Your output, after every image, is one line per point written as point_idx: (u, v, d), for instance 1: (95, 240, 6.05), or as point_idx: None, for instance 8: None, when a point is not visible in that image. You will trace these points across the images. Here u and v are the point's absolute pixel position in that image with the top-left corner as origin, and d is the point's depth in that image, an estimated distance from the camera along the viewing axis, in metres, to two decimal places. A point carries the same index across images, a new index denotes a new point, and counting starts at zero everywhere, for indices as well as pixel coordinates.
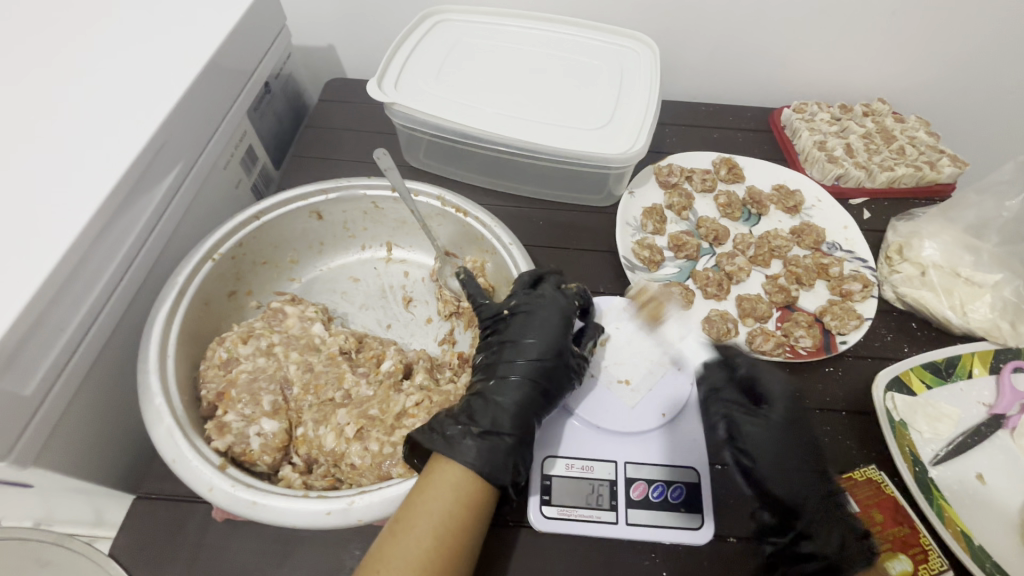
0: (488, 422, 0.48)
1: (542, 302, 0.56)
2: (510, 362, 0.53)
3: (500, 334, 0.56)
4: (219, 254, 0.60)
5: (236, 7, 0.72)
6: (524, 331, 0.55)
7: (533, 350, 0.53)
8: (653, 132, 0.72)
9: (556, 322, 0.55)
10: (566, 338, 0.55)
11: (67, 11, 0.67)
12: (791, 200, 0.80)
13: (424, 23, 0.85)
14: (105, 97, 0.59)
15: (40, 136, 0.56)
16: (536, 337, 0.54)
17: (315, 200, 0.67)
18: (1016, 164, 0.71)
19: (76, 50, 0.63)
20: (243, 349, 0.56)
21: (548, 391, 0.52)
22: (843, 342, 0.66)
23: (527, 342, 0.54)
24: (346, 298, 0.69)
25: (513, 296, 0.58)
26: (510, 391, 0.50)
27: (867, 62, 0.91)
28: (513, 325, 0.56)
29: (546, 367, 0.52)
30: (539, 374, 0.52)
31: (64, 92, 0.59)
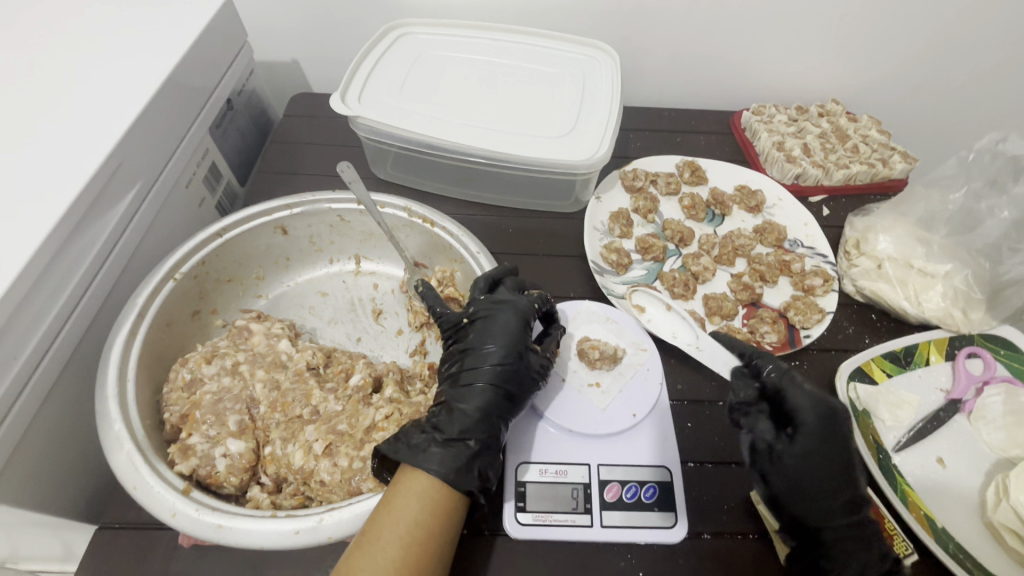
0: (450, 430, 0.47)
1: (499, 305, 0.56)
2: (475, 368, 0.52)
3: (459, 343, 0.56)
4: (180, 273, 0.58)
5: (193, 25, 0.71)
6: (482, 337, 0.55)
7: (494, 354, 0.53)
8: (616, 138, 0.73)
9: (515, 325, 0.55)
10: (528, 341, 0.55)
11: (19, 32, 0.66)
12: (752, 200, 0.82)
13: (387, 36, 0.85)
14: (59, 118, 0.58)
15: None
16: (495, 341, 0.54)
17: (279, 216, 0.65)
18: (958, 159, 0.73)
19: (26, 72, 0.62)
20: (207, 369, 0.54)
21: (513, 395, 0.51)
22: (807, 336, 0.68)
23: (486, 347, 0.53)
24: (315, 312, 0.67)
25: (472, 304, 0.58)
26: (472, 396, 0.50)
27: (819, 64, 0.94)
28: (472, 331, 0.55)
29: (508, 368, 0.52)
30: (502, 377, 0.51)
31: (16, 114, 0.58)
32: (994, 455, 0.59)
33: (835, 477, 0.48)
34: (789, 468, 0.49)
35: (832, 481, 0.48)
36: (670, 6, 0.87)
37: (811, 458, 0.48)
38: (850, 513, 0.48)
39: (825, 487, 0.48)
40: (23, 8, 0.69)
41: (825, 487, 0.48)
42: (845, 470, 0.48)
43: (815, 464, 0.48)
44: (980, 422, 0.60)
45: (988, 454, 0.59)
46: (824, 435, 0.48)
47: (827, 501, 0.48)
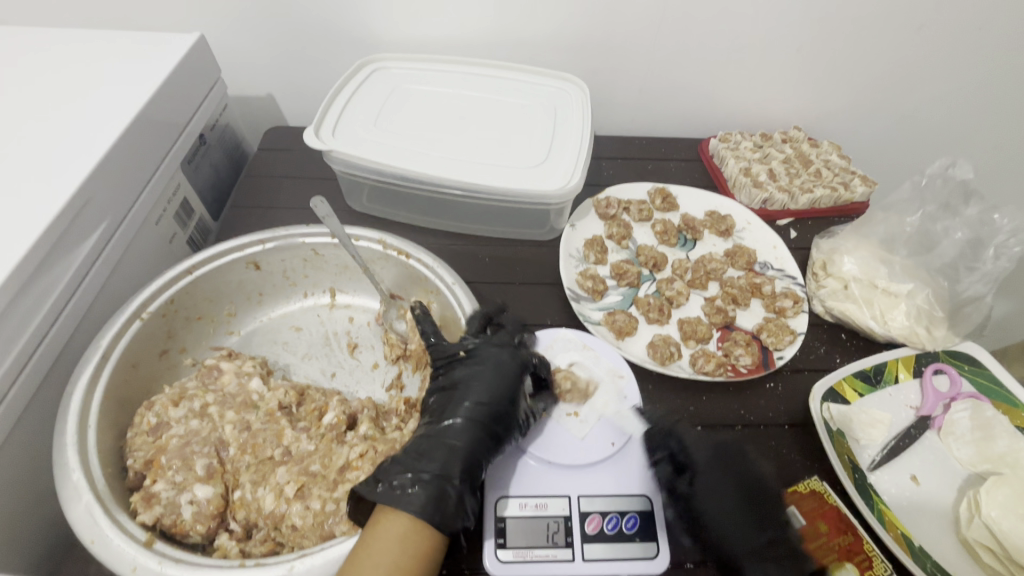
0: (437, 467, 0.47)
1: (493, 347, 0.57)
2: (465, 404, 0.52)
3: (447, 377, 0.56)
4: (148, 312, 0.57)
5: (160, 69, 0.72)
6: (475, 374, 0.55)
7: (485, 392, 0.53)
8: (586, 169, 0.75)
9: (512, 367, 0.55)
10: (519, 381, 0.55)
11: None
12: (722, 224, 0.84)
13: (362, 70, 0.87)
14: (26, 162, 0.58)
15: None
16: (484, 378, 0.54)
17: (252, 251, 0.65)
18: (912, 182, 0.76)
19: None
20: (175, 412, 0.52)
21: (500, 436, 0.51)
22: (780, 357, 0.69)
23: (479, 384, 0.54)
24: (288, 347, 0.66)
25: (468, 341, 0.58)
26: (459, 432, 0.50)
27: (780, 93, 0.98)
28: (462, 367, 0.56)
29: (494, 407, 0.52)
30: (490, 417, 0.51)
31: None
32: (964, 471, 0.60)
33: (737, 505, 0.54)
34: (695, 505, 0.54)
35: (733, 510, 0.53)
36: (634, 42, 0.90)
37: (708, 491, 0.55)
38: (763, 533, 0.52)
39: (731, 515, 0.53)
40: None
41: (730, 519, 0.53)
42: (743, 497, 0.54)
43: (713, 497, 0.54)
44: (949, 438, 0.62)
45: (958, 469, 0.60)
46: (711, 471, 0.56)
47: (735, 529, 0.53)
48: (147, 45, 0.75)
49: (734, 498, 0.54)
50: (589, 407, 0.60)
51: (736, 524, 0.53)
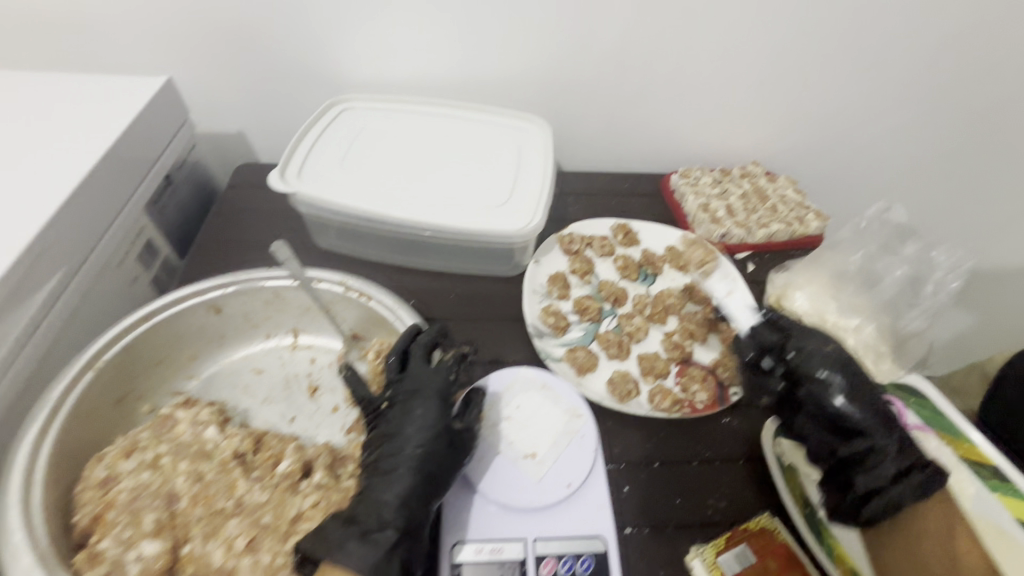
0: (370, 522, 0.47)
1: (416, 385, 0.56)
2: (394, 454, 0.51)
3: (379, 429, 0.55)
4: (102, 361, 0.57)
5: (125, 114, 0.72)
6: (400, 419, 0.54)
7: (411, 436, 0.52)
8: (547, 209, 0.78)
9: (431, 402, 0.54)
10: (442, 413, 0.53)
11: None
12: (682, 259, 0.87)
13: (330, 110, 0.89)
14: None
15: None
16: (413, 423, 0.53)
17: (213, 296, 0.65)
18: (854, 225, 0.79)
19: None
20: (126, 465, 0.52)
21: (433, 475, 0.50)
22: (735, 392, 0.71)
23: (404, 430, 0.53)
24: (248, 392, 0.66)
25: (390, 387, 0.58)
26: (390, 484, 0.49)
27: (738, 130, 1.02)
28: (391, 416, 0.55)
29: (429, 450, 0.51)
30: (421, 458, 0.50)
31: None
32: None
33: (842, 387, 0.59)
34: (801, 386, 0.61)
35: (841, 391, 0.58)
36: (597, 83, 0.94)
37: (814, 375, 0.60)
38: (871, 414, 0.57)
39: (845, 394, 0.58)
40: None
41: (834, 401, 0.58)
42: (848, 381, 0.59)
43: (813, 382, 0.60)
44: None
45: None
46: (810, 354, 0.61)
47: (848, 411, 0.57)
48: (113, 89, 0.76)
49: (831, 382, 0.59)
50: (658, 294, 0.70)
51: (853, 404, 0.57)
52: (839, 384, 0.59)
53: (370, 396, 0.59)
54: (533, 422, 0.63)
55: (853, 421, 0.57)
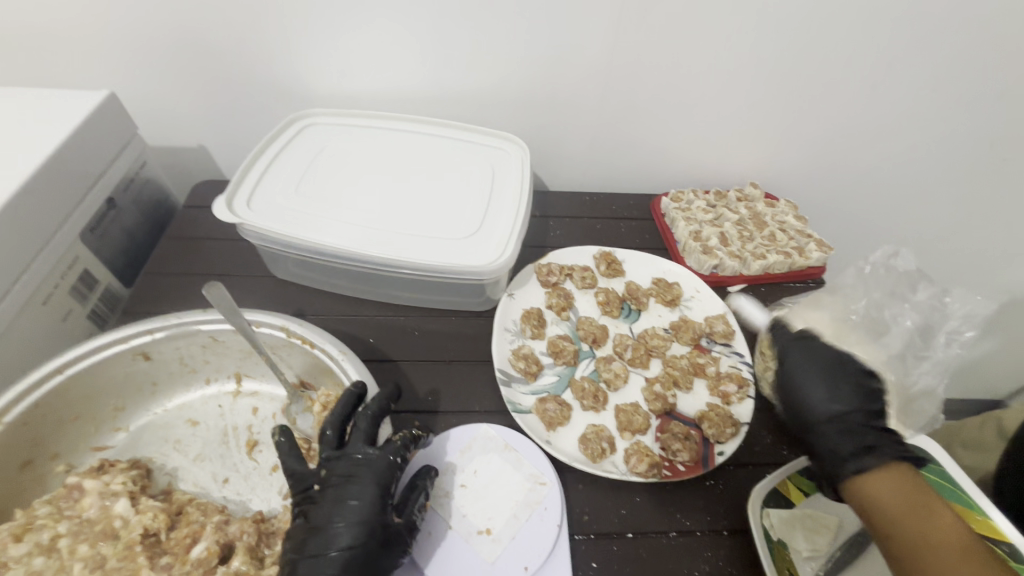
0: None
1: (353, 469, 0.50)
2: (319, 555, 0.46)
3: (305, 517, 0.49)
4: (3, 424, 0.51)
5: (54, 135, 0.66)
6: (330, 511, 0.48)
7: (340, 535, 0.47)
8: (520, 242, 0.71)
9: (369, 492, 0.48)
10: (380, 506, 0.48)
11: None
12: (668, 294, 0.80)
13: (290, 127, 0.82)
14: None
15: None
16: (344, 517, 0.47)
17: (140, 342, 0.59)
18: (856, 269, 0.69)
19: None
20: (16, 549, 0.46)
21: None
22: (721, 453, 0.63)
23: (333, 526, 0.47)
24: (180, 447, 0.60)
25: (323, 465, 0.51)
26: None
27: (734, 150, 0.95)
28: (320, 503, 0.49)
29: (358, 553, 0.46)
30: (348, 564, 0.45)
31: None
32: None
33: (825, 377, 0.59)
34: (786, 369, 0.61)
35: (820, 377, 0.59)
36: (581, 99, 0.87)
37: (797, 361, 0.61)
38: (846, 407, 0.57)
39: (821, 381, 0.59)
40: None
41: (815, 385, 0.59)
42: (835, 372, 0.59)
43: (799, 367, 0.60)
44: None
45: None
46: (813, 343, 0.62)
47: (828, 399, 0.58)
48: (45, 107, 0.69)
49: (816, 367, 0.60)
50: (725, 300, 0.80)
51: (826, 392, 0.58)
52: (821, 371, 0.59)
53: (300, 473, 0.52)
54: (491, 491, 0.57)
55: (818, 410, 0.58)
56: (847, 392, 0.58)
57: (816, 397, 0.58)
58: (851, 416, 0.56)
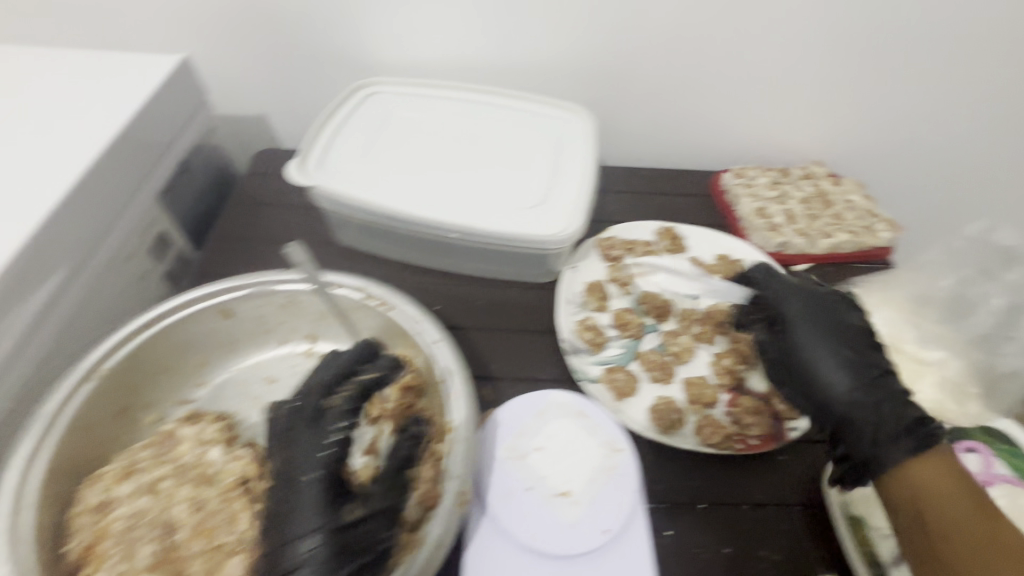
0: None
1: None
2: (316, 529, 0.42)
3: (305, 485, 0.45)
4: (103, 370, 0.53)
5: (135, 95, 0.67)
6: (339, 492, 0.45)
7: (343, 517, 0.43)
8: (588, 213, 0.70)
9: None
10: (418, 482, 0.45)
11: None
12: (734, 270, 0.78)
13: (354, 95, 0.82)
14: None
15: None
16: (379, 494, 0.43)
17: (224, 299, 0.60)
18: (946, 247, 0.67)
19: None
20: (124, 488, 0.48)
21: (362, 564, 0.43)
22: (795, 429, 0.63)
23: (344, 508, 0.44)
24: (260, 403, 0.61)
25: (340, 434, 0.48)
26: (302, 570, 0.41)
27: (799, 126, 0.92)
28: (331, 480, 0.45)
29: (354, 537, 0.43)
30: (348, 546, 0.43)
31: None
32: None
33: (832, 350, 0.57)
34: (793, 350, 0.60)
35: (831, 353, 0.57)
36: (646, 71, 0.85)
37: (801, 338, 0.60)
38: (868, 380, 0.54)
39: (834, 355, 0.57)
40: None
41: (823, 361, 0.57)
42: (830, 343, 0.58)
43: (802, 345, 0.59)
44: None
45: None
46: (811, 315, 0.61)
47: (843, 374, 0.55)
48: (124, 67, 0.70)
49: (825, 341, 0.58)
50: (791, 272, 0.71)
51: (838, 366, 0.56)
52: (831, 344, 0.57)
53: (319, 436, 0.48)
54: (566, 458, 0.57)
55: (836, 387, 0.55)
56: (868, 367, 0.55)
57: (825, 377, 0.56)
58: (867, 391, 0.53)
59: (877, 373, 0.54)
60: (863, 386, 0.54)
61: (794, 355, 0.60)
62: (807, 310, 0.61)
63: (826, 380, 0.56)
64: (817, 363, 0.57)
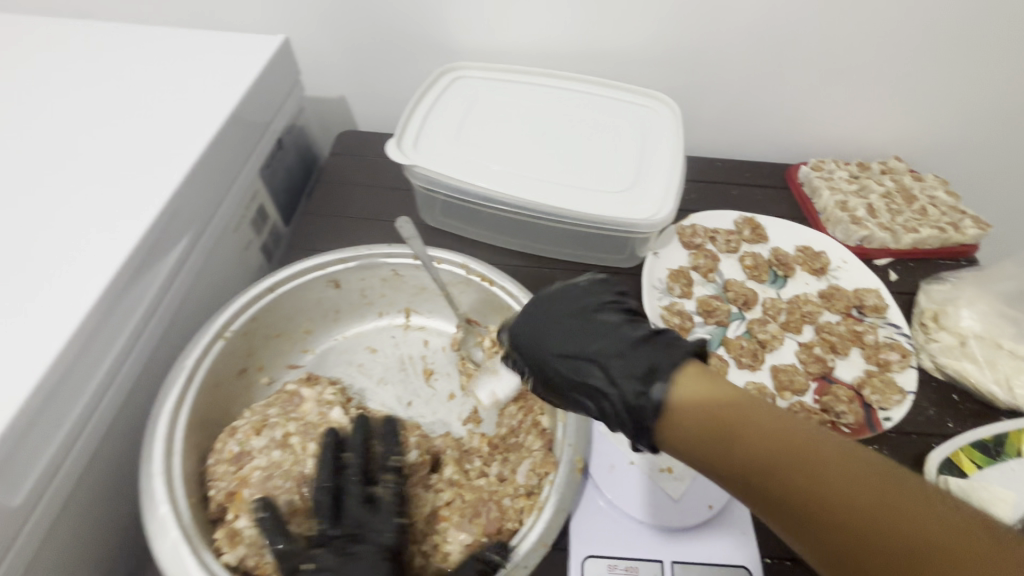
0: None
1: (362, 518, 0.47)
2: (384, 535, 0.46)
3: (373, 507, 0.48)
4: (230, 332, 0.56)
5: (245, 72, 0.70)
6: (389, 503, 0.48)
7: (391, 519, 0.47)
8: (679, 198, 0.71)
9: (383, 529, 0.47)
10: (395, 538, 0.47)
11: (102, 76, 0.67)
12: (817, 262, 0.78)
13: (441, 78, 0.84)
14: (128, 163, 0.58)
15: (53, 207, 0.53)
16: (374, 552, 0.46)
17: (333, 270, 0.63)
18: None
19: (99, 118, 0.62)
20: (257, 441, 0.52)
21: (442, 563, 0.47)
22: (887, 419, 0.63)
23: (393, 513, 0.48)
24: (363, 370, 0.64)
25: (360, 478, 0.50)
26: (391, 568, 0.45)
27: (881, 120, 0.91)
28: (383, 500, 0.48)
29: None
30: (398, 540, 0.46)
31: (86, 161, 0.58)
32: None
33: (583, 345, 0.47)
34: (563, 375, 0.47)
35: (594, 352, 0.46)
36: (730, 61, 0.85)
37: (554, 357, 0.48)
38: (628, 354, 0.45)
39: (591, 352, 0.46)
40: (99, 53, 0.70)
41: (594, 357, 0.46)
42: (580, 335, 0.48)
43: (557, 364, 0.47)
44: None
45: None
46: (536, 334, 0.50)
47: (628, 362, 0.44)
48: (232, 45, 0.73)
49: (566, 341, 0.48)
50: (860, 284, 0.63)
51: (606, 354, 0.46)
52: (565, 341, 0.48)
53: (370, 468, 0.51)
54: None
55: (657, 360, 0.43)
56: (612, 347, 0.46)
57: (627, 361, 0.44)
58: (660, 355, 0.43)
59: (621, 352, 0.45)
60: (643, 362, 0.44)
61: (589, 382, 0.46)
62: (523, 329, 0.51)
63: (641, 356, 0.44)
64: (632, 357, 0.44)
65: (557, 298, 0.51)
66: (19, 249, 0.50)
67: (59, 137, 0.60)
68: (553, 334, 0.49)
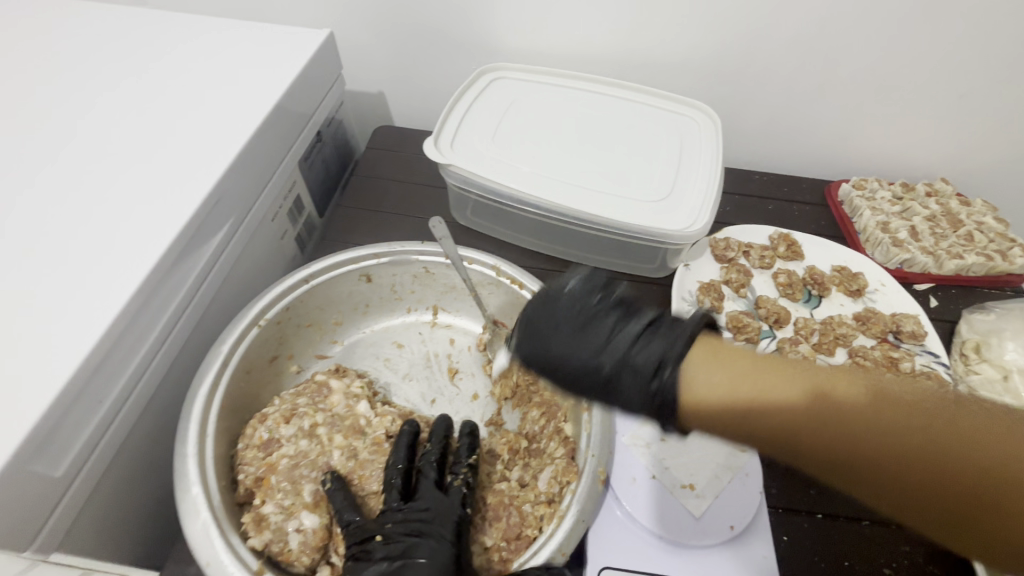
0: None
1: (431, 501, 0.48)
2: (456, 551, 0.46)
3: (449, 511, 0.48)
4: (265, 319, 0.57)
5: (292, 64, 0.71)
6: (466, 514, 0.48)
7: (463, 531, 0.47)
8: (715, 211, 0.70)
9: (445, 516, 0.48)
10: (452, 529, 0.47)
11: (157, 63, 0.69)
12: (853, 283, 0.76)
13: (480, 78, 0.84)
14: (177, 148, 0.60)
15: (106, 187, 0.55)
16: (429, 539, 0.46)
17: (367, 264, 0.63)
18: None
19: (151, 103, 0.64)
20: (285, 430, 0.54)
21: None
22: None
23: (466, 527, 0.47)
24: (390, 365, 0.65)
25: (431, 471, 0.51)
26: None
27: (929, 140, 0.88)
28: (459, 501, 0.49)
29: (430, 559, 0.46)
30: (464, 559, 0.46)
31: (139, 144, 0.60)
32: None
33: (578, 344, 0.46)
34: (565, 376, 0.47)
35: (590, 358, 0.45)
36: (774, 72, 0.83)
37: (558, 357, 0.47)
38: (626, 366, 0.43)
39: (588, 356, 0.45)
40: (154, 40, 0.72)
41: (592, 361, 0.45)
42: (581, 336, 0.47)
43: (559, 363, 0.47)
44: None
45: None
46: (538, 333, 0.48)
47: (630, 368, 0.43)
48: (280, 38, 0.74)
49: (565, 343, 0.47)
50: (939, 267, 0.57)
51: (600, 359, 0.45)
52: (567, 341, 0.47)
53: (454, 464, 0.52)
54: (690, 461, 0.57)
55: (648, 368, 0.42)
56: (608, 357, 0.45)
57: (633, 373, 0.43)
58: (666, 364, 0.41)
59: (619, 368, 0.44)
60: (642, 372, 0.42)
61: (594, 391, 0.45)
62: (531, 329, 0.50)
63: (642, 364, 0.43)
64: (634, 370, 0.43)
65: (554, 306, 0.49)
66: (71, 229, 0.51)
67: (112, 121, 0.62)
68: (554, 332, 0.48)
